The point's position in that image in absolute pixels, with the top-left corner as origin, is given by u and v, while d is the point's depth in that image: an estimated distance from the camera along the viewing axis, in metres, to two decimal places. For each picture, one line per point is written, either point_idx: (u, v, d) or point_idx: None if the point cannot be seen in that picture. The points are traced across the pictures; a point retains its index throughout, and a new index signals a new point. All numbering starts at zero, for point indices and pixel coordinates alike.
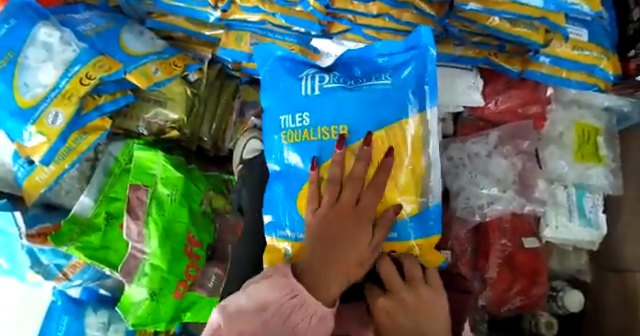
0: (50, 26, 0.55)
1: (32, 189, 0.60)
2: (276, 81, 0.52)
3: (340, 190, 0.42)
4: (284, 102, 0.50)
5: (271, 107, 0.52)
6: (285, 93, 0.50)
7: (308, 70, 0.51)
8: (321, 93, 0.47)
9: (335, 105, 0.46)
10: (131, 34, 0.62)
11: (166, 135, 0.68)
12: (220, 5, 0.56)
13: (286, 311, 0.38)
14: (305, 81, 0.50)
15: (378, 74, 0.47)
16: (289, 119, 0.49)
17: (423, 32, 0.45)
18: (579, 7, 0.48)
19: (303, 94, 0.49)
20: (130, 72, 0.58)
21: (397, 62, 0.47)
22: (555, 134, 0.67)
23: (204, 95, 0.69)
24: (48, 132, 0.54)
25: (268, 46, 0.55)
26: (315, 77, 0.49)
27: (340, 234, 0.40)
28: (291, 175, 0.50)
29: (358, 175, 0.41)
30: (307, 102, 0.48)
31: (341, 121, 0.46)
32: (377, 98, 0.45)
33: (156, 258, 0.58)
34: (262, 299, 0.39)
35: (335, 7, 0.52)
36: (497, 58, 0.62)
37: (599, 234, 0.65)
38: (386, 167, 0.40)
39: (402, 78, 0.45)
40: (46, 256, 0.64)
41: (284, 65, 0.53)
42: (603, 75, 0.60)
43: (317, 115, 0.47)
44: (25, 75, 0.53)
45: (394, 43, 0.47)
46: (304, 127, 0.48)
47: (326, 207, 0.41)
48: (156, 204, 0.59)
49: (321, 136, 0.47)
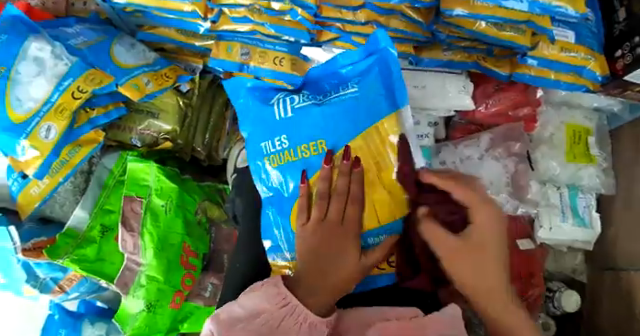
0: (41, 40, 0.54)
1: (27, 204, 0.60)
2: (250, 112, 0.53)
3: (328, 204, 0.45)
4: (260, 129, 0.51)
5: (249, 136, 0.53)
6: (260, 121, 0.52)
7: (277, 94, 0.53)
8: (293, 114, 0.49)
9: (310, 122, 0.48)
10: (123, 46, 0.61)
11: (159, 146, 0.67)
12: (210, 17, 0.55)
13: (280, 316, 0.38)
14: (277, 107, 0.51)
15: (346, 85, 0.49)
16: (267, 145, 0.51)
17: (379, 36, 0.46)
18: (564, 10, 0.50)
19: (277, 119, 0.50)
20: (122, 85, 0.58)
21: (361, 70, 0.49)
22: (546, 135, 0.68)
23: (196, 105, 0.69)
24: (41, 147, 0.53)
25: (236, 79, 0.56)
26: (286, 100, 0.51)
27: (329, 248, 0.44)
28: (277, 195, 0.51)
29: (342, 190, 0.45)
30: (282, 125, 0.49)
31: (319, 136, 0.47)
32: (348, 108, 0.47)
33: (152, 270, 0.57)
34: (256, 306, 0.38)
35: (323, 16, 0.52)
36: (486, 62, 0.63)
37: (592, 233, 0.67)
38: (357, 179, 0.45)
39: (369, 84, 0.47)
40: (42, 270, 0.62)
41: (254, 94, 0.55)
42: (591, 76, 0.61)
43: (295, 135, 0.49)
44: (18, 89, 0.53)
45: (354, 53, 0.49)
46: (285, 148, 0.49)
47: (315, 222, 0.44)
48: (150, 215, 0.59)
49: (303, 153, 0.48)
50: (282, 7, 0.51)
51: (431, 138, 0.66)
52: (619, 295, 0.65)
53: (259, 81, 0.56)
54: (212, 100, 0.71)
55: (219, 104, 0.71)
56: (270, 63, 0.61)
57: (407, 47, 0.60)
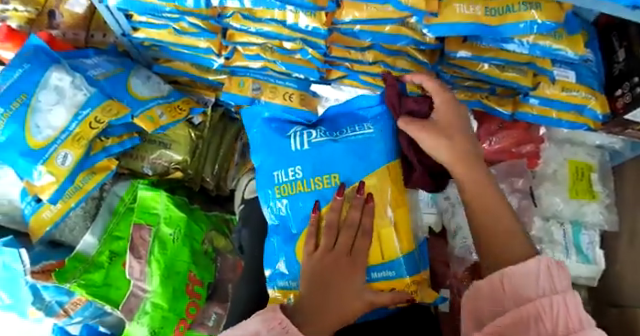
0: (61, 71, 0.57)
1: (37, 227, 0.60)
2: (266, 142, 0.54)
3: (337, 235, 0.46)
4: (275, 159, 0.52)
5: (263, 165, 0.54)
6: (276, 151, 0.53)
7: (295, 127, 0.54)
8: (309, 147, 0.51)
9: (326, 156, 0.50)
10: (139, 78, 0.64)
11: (170, 176, 0.69)
12: (224, 53, 0.58)
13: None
14: (294, 139, 0.52)
15: (360, 124, 0.52)
16: (281, 174, 0.52)
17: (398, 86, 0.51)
18: (564, 52, 0.52)
19: (293, 150, 0.51)
20: (137, 116, 0.60)
21: (375, 113, 0.52)
22: (549, 171, 0.69)
23: (207, 137, 0.71)
24: (56, 172, 0.55)
25: (254, 109, 0.58)
26: (303, 133, 0.52)
27: (332, 280, 0.43)
28: (287, 221, 0.51)
29: (354, 222, 0.46)
30: (298, 157, 0.51)
31: (332, 170, 0.49)
32: (362, 148, 0.49)
33: (158, 295, 0.58)
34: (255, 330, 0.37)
35: (333, 56, 0.55)
36: (489, 101, 0.64)
37: (597, 270, 0.67)
38: (368, 212, 0.47)
39: (381, 128, 0.50)
40: (48, 292, 0.62)
41: (270, 125, 0.56)
42: (592, 115, 0.62)
43: (310, 168, 0.50)
44: (38, 117, 0.54)
45: (371, 97, 0.52)
46: (299, 179, 0.50)
47: (322, 251, 0.45)
48: (158, 243, 0.60)
49: (316, 185, 0.50)
50: (293, 46, 0.55)
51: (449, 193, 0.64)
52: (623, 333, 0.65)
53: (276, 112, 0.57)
54: (223, 132, 0.73)
55: (230, 135, 0.74)
56: (280, 98, 0.64)
57: None
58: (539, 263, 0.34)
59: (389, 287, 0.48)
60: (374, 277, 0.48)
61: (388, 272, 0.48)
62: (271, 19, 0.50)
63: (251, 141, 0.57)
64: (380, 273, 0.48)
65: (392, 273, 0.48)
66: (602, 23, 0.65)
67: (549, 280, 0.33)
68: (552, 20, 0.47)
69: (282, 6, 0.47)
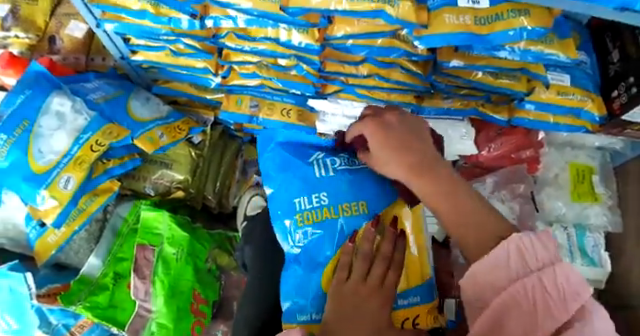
0: (62, 96, 0.58)
1: (42, 251, 0.61)
2: (284, 166, 0.49)
3: (370, 265, 0.36)
4: (295, 185, 0.47)
5: (280, 194, 0.48)
6: (295, 176, 0.48)
7: (316, 153, 0.50)
8: (337, 172, 0.47)
9: (354, 183, 0.46)
10: (138, 100, 0.65)
11: (172, 195, 0.69)
12: (220, 73, 0.59)
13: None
14: (317, 165, 0.48)
15: None
16: (303, 200, 0.46)
17: None
18: (556, 57, 0.52)
19: (317, 176, 0.47)
20: (137, 138, 0.61)
21: None
22: (550, 176, 0.70)
23: (208, 155, 0.72)
24: (60, 196, 0.56)
25: (268, 133, 0.53)
26: (326, 160, 0.48)
27: (352, 309, 0.33)
28: (312, 249, 0.45)
29: (387, 252, 0.36)
30: (324, 183, 0.46)
31: (362, 197, 0.45)
32: None
33: (162, 315, 0.58)
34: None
35: (327, 70, 0.56)
36: (485, 109, 0.64)
37: (603, 272, 0.66)
38: (401, 245, 0.37)
39: None
40: (55, 315, 0.62)
41: (287, 148, 0.50)
42: (589, 117, 0.63)
43: (337, 195, 0.46)
44: (40, 142, 0.55)
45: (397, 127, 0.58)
46: (325, 205, 0.46)
47: (355, 282, 0.34)
48: (162, 263, 0.60)
49: (345, 212, 0.45)
50: (288, 63, 0.56)
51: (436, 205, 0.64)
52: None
53: (290, 136, 0.52)
54: (222, 151, 0.74)
55: (229, 154, 0.75)
56: (278, 115, 0.65)
57: (408, 98, 0.62)
58: (506, 247, 0.26)
59: (402, 317, 0.42)
60: (398, 305, 0.42)
61: (416, 298, 0.43)
62: (265, 38, 0.51)
63: (260, 165, 0.52)
64: (407, 300, 0.42)
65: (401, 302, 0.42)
66: (596, 25, 0.65)
67: (521, 261, 0.25)
68: (541, 26, 0.47)
69: (274, 23, 0.48)
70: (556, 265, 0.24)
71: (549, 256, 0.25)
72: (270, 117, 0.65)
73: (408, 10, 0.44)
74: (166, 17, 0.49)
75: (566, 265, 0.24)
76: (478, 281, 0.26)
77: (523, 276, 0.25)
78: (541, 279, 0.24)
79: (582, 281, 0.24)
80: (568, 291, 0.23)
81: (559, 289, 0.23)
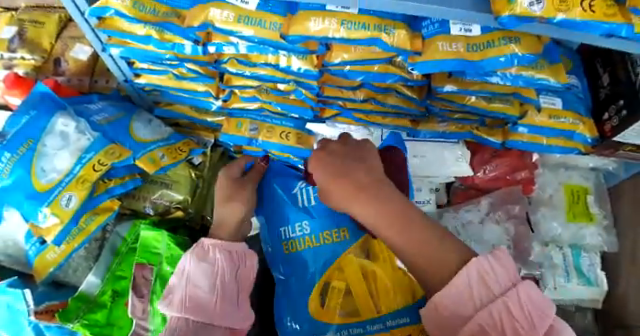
0: (67, 117, 0.60)
1: (41, 268, 0.62)
2: (272, 195, 0.55)
3: None
4: (280, 214, 0.53)
5: (269, 221, 0.54)
6: (278, 207, 0.54)
7: (299, 183, 0.55)
8: (316, 204, 0.53)
9: (333, 214, 0.52)
10: (140, 122, 0.66)
11: (171, 215, 0.70)
12: (222, 96, 0.61)
13: (244, 287, 0.42)
14: (300, 195, 0.54)
15: None
16: (288, 230, 0.52)
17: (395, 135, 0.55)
18: (546, 81, 0.54)
19: (299, 206, 0.53)
20: (138, 158, 0.62)
21: None
22: (545, 196, 0.71)
23: (208, 176, 0.73)
24: (61, 214, 0.57)
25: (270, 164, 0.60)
26: (309, 189, 0.54)
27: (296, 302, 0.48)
28: (298, 272, 0.50)
29: None
30: (304, 213, 0.52)
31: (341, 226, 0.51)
32: None
33: (158, 335, 0.56)
34: (220, 242, 0.43)
35: (325, 95, 0.58)
36: (479, 132, 0.66)
37: (600, 292, 0.68)
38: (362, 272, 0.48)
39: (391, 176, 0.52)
40: (51, 333, 0.61)
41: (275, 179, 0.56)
42: (581, 139, 0.64)
43: (318, 223, 0.51)
44: (43, 161, 0.57)
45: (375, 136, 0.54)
46: (305, 234, 0.51)
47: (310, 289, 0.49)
48: (160, 282, 0.60)
49: (324, 238, 0.50)
50: (287, 88, 0.58)
51: (432, 202, 0.69)
52: None
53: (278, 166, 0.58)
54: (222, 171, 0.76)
55: None
56: (277, 138, 0.66)
57: (403, 121, 0.64)
58: (469, 271, 0.26)
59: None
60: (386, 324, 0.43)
61: (403, 318, 0.43)
62: (265, 63, 0.53)
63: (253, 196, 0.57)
64: (394, 320, 0.43)
65: (383, 325, 0.42)
66: (585, 51, 0.68)
67: (484, 285, 0.26)
68: (531, 52, 0.49)
69: (274, 50, 0.50)
70: (517, 285, 0.26)
71: (508, 276, 0.27)
72: (268, 138, 0.66)
73: (402, 38, 0.47)
74: (169, 43, 0.51)
75: (527, 284, 0.26)
76: (444, 313, 0.26)
77: (488, 303, 0.25)
78: (506, 304, 0.25)
79: (545, 300, 0.26)
80: (535, 315, 0.25)
81: (524, 313, 0.25)
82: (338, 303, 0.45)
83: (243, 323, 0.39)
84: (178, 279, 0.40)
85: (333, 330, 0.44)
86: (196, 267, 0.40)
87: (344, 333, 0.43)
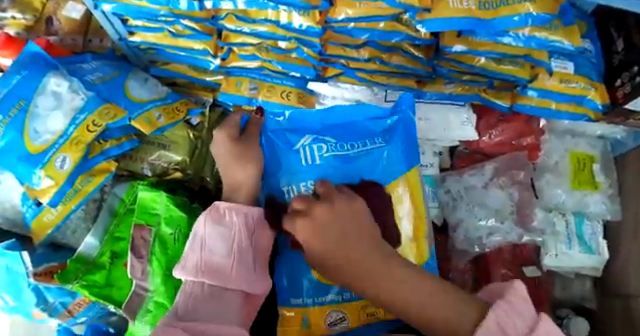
0: (59, 76, 0.58)
1: (40, 230, 0.61)
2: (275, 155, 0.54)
3: None
4: (284, 172, 0.53)
5: (273, 175, 0.53)
6: (284, 163, 0.53)
7: (302, 138, 0.53)
8: (320, 163, 0.51)
9: (339, 174, 0.51)
10: (137, 81, 0.65)
11: (169, 176, 0.69)
12: (220, 54, 0.59)
13: (259, 251, 0.45)
14: (303, 153, 0.52)
15: (371, 138, 0.53)
16: (292, 190, 0.52)
17: (405, 99, 0.53)
18: (560, 43, 0.52)
19: (303, 165, 0.52)
20: (134, 119, 0.60)
21: (384, 126, 0.54)
22: (551, 163, 0.70)
23: (206, 138, 0.71)
24: (56, 176, 0.56)
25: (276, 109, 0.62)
26: (313, 147, 0.52)
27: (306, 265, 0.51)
28: None
29: None
30: (310, 173, 0.52)
31: None
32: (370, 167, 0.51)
33: (158, 295, 0.57)
34: (235, 205, 0.46)
35: (328, 53, 0.56)
36: (487, 94, 0.64)
37: (601, 260, 0.67)
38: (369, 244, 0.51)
39: (394, 144, 0.52)
40: (51, 294, 0.64)
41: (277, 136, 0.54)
42: (592, 105, 0.63)
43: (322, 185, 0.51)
44: (36, 122, 0.55)
45: (379, 109, 0.54)
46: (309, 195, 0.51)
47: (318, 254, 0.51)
48: (159, 243, 0.60)
49: None
50: (288, 46, 0.56)
51: (436, 167, 0.69)
52: (627, 325, 0.66)
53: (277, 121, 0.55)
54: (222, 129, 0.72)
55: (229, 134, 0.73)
56: (277, 97, 0.64)
57: (409, 82, 0.62)
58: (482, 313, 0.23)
59: None
60: None
61: None
62: (265, 20, 0.50)
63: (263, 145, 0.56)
64: None
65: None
66: (601, 13, 0.64)
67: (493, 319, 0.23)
68: (546, 12, 0.45)
69: (274, 5, 0.47)
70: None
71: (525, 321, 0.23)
72: (270, 96, 0.64)
73: None
74: None
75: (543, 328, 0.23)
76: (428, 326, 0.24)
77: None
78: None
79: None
80: None
81: None
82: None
83: (255, 286, 0.42)
84: (192, 242, 0.41)
85: (335, 291, 0.49)
86: (210, 231, 0.42)
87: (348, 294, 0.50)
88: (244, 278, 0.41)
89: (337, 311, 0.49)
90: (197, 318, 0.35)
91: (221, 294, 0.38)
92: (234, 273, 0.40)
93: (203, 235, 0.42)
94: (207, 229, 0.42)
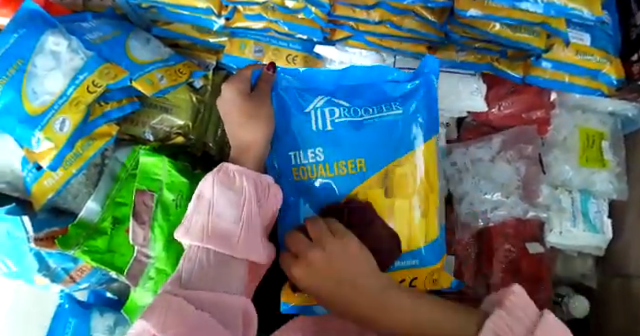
0: (58, 35, 0.55)
1: (40, 195, 0.61)
2: (283, 116, 0.52)
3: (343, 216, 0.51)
4: (294, 136, 0.51)
5: (282, 139, 0.52)
6: (292, 126, 0.52)
7: (314, 101, 0.52)
8: (333, 128, 0.50)
9: (352, 140, 0.50)
10: (138, 41, 0.62)
11: (172, 141, 0.68)
12: (224, 13, 0.56)
13: (265, 218, 0.44)
14: (314, 116, 0.51)
15: (387, 104, 0.52)
16: (300, 155, 0.51)
17: (429, 61, 0.52)
18: (579, 12, 0.49)
19: (315, 129, 0.51)
20: (135, 80, 0.58)
21: (404, 90, 0.53)
22: (559, 139, 0.68)
23: (210, 102, 0.70)
24: (56, 138, 0.54)
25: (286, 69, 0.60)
26: (325, 110, 0.51)
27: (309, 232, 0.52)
28: (308, 199, 0.52)
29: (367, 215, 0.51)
30: (321, 138, 0.50)
31: (358, 153, 0.50)
32: (384, 133, 0.50)
33: (160, 262, 0.57)
34: (246, 169, 0.44)
35: (336, 14, 0.54)
36: (500, 64, 0.62)
37: (603, 239, 0.66)
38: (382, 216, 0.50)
39: (410, 111, 0.51)
40: (53, 259, 0.63)
41: (287, 98, 0.52)
42: (606, 80, 0.60)
43: (333, 150, 0.50)
44: (34, 82, 0.53)
45: (399, 74, 0.54)
46: (319, 160, 0.50)
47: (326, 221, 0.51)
48: (161, 208, 0.59)
49: (342, 168, 0.50)
50: (295, 6, 0.53)
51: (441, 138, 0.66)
52: (627, 305, 0.65)
53: (291, 83, 0.54)
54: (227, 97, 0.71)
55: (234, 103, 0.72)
56: (283, 61, 0.62)
57: (420, 48, 0.60)
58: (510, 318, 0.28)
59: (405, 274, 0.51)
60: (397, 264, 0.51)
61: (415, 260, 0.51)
62: None
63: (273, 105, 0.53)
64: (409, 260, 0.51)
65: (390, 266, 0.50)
66: None
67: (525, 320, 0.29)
68: None
69: None
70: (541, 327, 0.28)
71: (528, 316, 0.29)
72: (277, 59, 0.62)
73: None
74: None
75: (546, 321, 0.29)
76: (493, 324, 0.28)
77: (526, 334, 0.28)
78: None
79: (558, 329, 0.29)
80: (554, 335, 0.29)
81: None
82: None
83: (261, 254, 0.42)
84: (200, 205, 0.40)
85: None
86: (219, 195, 0.41)
87: None
88: (251, 247, 0.40)
89: None
90: (196, 288, 0.36)
91: (224, 262, 0.39)
92: (242, 242, 0.39)
93: (212, 199, 0.41)
94: (217, 193, 0.41)
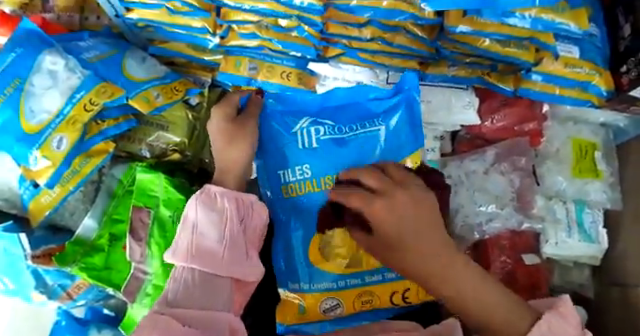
0: (55, 54, 0.55)
1: (37, 212, 0.61)
2: (271, 137, 0.54)
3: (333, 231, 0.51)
4: (282, 156, 0.53)
5: (270, 161, 0.54)
6: (279, 146, 0.53)
7: (300, 122, 0.54)
8: (318, 146, 0.52)
9: (336, 156, 0.51)
10: (134, 60, 0.64)
11: (168, 158, 0.68)
12: (219, 32, 0.57)
13: (250, 238, 0.44)
14: (300, 136, 0.53)
15: (371, 120, 0.53)
16: (288, 173, 0.53)
17: (408, 78, 0.52)
18: (566, 26, 0.50)
19: (300, 147, 0.52)
20: (132, 98, 0.59)
21: (386, 107, 0.53)
22: (552, 150, 0.69)
23: (205, 118, 0.70)
24: (53, 157, 0.55)
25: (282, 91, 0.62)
26: (311, 130, 0.53)
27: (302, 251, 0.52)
28: (298, 214, 0.52)
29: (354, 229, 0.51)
30: (306, 156, 0.52)
31: (343, 169, 0.51)
32: (368, 148, 0.51)
33: (157, 279, 0.57)
34: (228, 190, 0.44)
35: (329, 32, 0.54)
36: (490, 78, 0.63)
37: (599, 249, 0.66)
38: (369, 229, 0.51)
39: (393, 127, 0.52)
40: (50, 276, 0.63)
41: (275, 119, 0.54)
42: (596, 91, 0.61)
43: (318, 167, 0.52)
44: (32, 101, 0.54)
45: (381, 90, 0.53)
46: (306, 177, 0.52)
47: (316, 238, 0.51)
48: (158, 225, 0.60)
49: (325, 184, 0.51)
50: (289, 24, 0.55)
51: (436, 151, 0.68)
52: (626, 315, 0.65)
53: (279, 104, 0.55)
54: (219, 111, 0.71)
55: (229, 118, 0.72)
56: (277, 78, 0.63)
57: (411, 63, 0.61)
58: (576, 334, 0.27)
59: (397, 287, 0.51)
60: (387, 277, 0.51)
61: None
62: None
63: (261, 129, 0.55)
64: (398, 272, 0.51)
65: (381, 277, 0.51)
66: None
67: None
68: None
69: None
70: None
71: None
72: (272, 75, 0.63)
73: None
74: None
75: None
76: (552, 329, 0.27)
77: None
78: None
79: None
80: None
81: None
82: (343, 256, 0.51)
83: (248, 272, 0.42)
84: (185, 226, 0.41)
85: (332, 278, 0.51)
86: (202, 216, 0.41)
87: (342, 282, 0.51)
88: (236, 265, 0.40)
89: (332, 298, 0.52)
90: (184, 306, 0.36)
91: (210, 282, 0.38)
92: (226, 260, 0.40)
93: (195, 220, 0.41)
94: (199, 214, 0.41)
